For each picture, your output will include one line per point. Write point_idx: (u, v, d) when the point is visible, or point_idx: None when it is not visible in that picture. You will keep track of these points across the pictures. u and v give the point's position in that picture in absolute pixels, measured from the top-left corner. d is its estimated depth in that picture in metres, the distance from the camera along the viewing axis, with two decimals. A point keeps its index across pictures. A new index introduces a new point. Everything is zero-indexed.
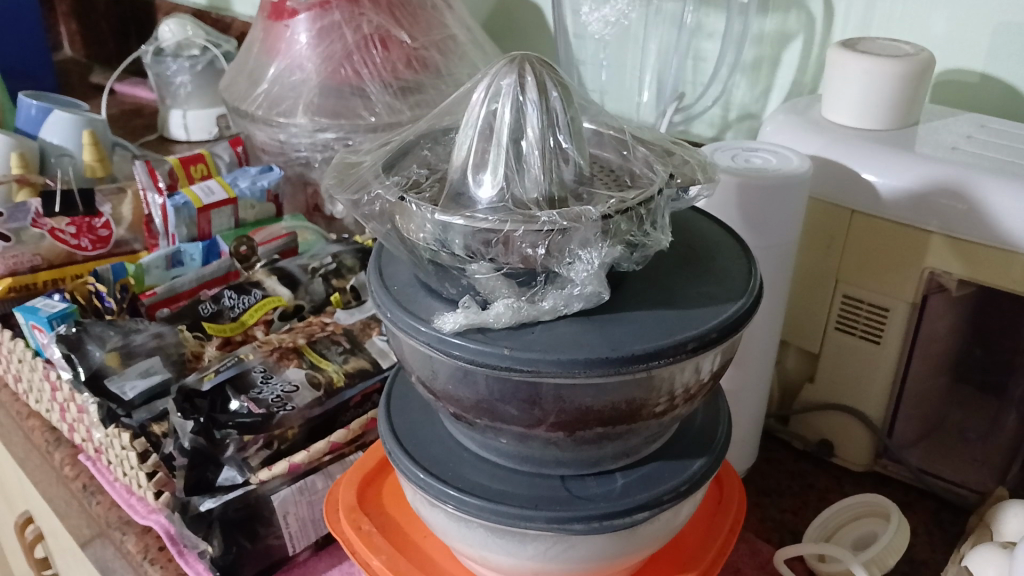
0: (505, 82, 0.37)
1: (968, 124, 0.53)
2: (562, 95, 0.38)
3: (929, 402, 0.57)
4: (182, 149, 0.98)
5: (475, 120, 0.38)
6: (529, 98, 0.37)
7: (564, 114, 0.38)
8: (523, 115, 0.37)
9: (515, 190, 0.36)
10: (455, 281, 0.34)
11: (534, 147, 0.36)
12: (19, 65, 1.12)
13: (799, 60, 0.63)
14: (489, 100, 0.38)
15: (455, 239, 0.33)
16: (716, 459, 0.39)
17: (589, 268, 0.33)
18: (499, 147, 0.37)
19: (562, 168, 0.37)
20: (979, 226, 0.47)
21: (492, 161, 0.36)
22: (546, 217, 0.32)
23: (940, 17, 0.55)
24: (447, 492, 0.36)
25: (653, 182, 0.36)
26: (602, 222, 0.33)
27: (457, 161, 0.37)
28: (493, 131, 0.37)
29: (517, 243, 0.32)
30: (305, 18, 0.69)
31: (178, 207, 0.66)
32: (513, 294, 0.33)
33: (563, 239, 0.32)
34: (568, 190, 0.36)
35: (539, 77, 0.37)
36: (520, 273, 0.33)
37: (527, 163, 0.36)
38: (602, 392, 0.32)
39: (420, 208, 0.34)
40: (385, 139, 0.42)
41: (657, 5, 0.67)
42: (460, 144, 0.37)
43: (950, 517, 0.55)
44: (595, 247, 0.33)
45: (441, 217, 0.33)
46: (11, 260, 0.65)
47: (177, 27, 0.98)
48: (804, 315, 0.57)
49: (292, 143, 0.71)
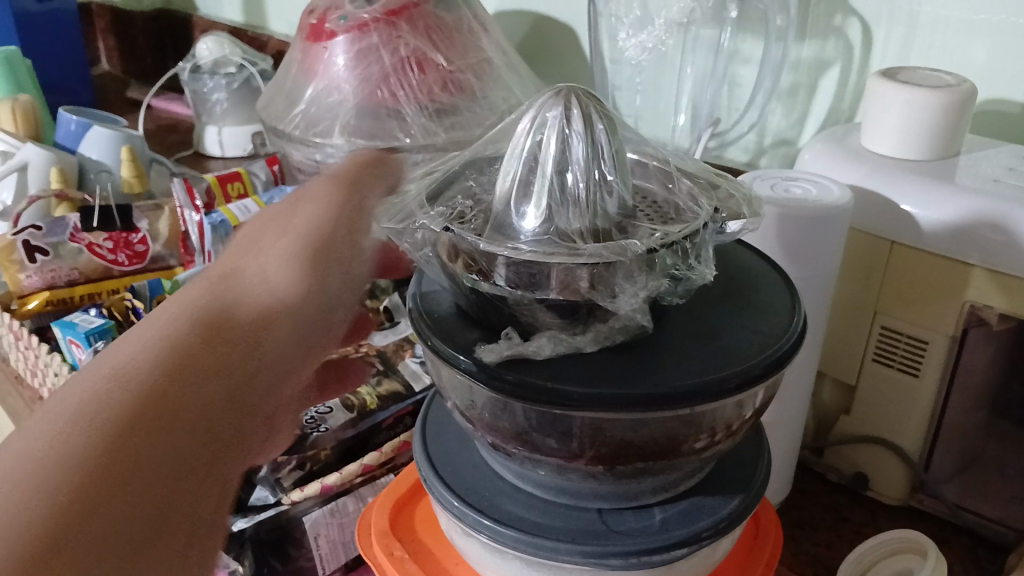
0: (552, 113, 0.38)
1: (1009, 156, 0.52)
2: (608, 127, 0.38)
3: (965, 435, 0.56)
4: (217, 165, 1.00)
5: (521, 150, 0.38)
6: (575, 129, 0.37)
7: (609, 147, 0.37)
8: (568, 146, 0.37)
9: (558, 221, 0.36)
10: (497, 312, 0.34)
11: (578, 179, 0.37)
12: (60, 81, 1.14)
13: (836, 87, 0.63)
14: (535, 131, 0.38)
15: (500, 270, 0.33)
16: (756, 495, 0.38)
17: (633, 300, 0.33)
18: (543, 179, 0.37)
19: (606, 201, 0.37)
20: (1022, 260, 0.46)
21: (536, 192, 0.37)
22: (591, 249, 0.32)
23: (982, 47, 0.54)
24: (482, 522, 0.36)
25: (698, 216, 0.36)
26: (647, 256, 0.33)
27: (501, 190, 0.37)
28: (538, 162, 0.37)
29: (561, 276, 0.32)
30: (343, 40, 0.70)
31: (215, 224, 0.68)
32: (556, 325, 0.34)
33: (606, 272, 0.32)
34: (612, 223, 0.36)
35: (585, 109, 0.37)
36: (562, 306, 0.33)
37: (572, 196, 0.36)
38: (643, 426, 0.32)
39: (467, 240, 0.34)
40: (430, 167, 0.43)
41: (694, 32, 0.67)
42: (504, 174, 0.38)
43: (988, 554, 0.54)
44: (640, 280, 0.33)
45: (487, 246, 0.33)
46: (50, 273, 0.66)
47: (215, 45, 0.99)
48: (841, 345, 0.57)
49: (327, 163, 0.72)
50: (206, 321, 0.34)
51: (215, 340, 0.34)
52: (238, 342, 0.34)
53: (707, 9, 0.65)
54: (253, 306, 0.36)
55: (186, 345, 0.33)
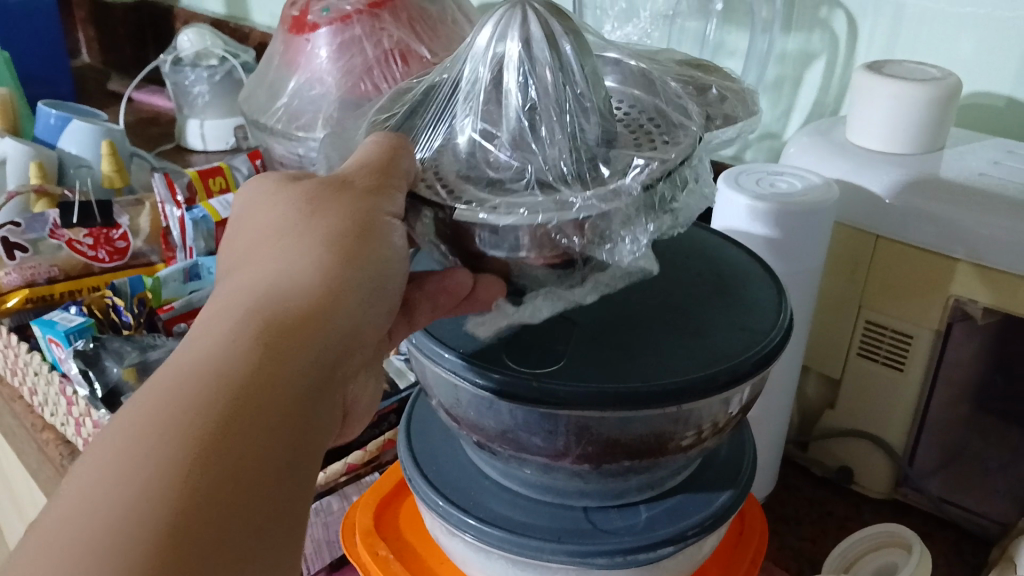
0: (511, 25, 0.37)
1: (993, 150, 0.52)
2: (573, 40, 0.37)
3: (951, 431, 0.55)
4: (199, 159, 0.99)
5: (484, 79, 0.37)
6: (539, 49, 0.36)
7: (579, 66, 0.36)
8: (528, 69, 0.36)
9: (534, 156, 0.35)
10: (488, 269, 0.33)
11: (550, 107, 0.36)
12: (38, 72, 1.12)
13: (821, 80, 0.63)
14: (494, 44, 0.37)
15: (484, 234, 0.32)
16: (742, 492, 0.38)
17: (636, 247, 0.32)
18: (510, 107, 0.36)
19: (584, 130, 0.35)
20: (1005, 256, 0.46)
21: (506, 127, 0.36)
22: (580, 199, 0.31)
23: (968, 40, 0.54)
24: (467, 521, 0.36)
25: (682, 139, 0.35)
26: (644, 195, 0.32)
27: (460, 129, 0.36)
28: (501, 85, 0.37)
29: (552, 232, 0.31)
30: (325, 32, 0.70)
31: (197, 221, 0.67)
32: (551, 279, 0.33)
33: (605, 220, 0.31)
34: (593, 150, 0.35)
35: (545, 23, 0.36)
36: (554, 265, 0.33)
37: (547, 133, 0.35)
38: (629, 425, 0.32)
39: (443, 197, 0.32)
40: (391, 104, 0.41)
41: (679, 24, 0.67)
42: (463, 106, 0.37)
43: (972, 548, 0.54)
44: (637, 225, 0.32)
45: (465, 213, 0.31)
46: (30, 271, 0.65)
47: (196, 37, 0.98)
48: (826, 339, 0.57)
49: (310, 157, 0.71)
50: (265, 328, 0.28)
51: (287, 338, 0.27)
52: (315, 338, 0.28)
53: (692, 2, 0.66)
54: (319, 245, 0.30)
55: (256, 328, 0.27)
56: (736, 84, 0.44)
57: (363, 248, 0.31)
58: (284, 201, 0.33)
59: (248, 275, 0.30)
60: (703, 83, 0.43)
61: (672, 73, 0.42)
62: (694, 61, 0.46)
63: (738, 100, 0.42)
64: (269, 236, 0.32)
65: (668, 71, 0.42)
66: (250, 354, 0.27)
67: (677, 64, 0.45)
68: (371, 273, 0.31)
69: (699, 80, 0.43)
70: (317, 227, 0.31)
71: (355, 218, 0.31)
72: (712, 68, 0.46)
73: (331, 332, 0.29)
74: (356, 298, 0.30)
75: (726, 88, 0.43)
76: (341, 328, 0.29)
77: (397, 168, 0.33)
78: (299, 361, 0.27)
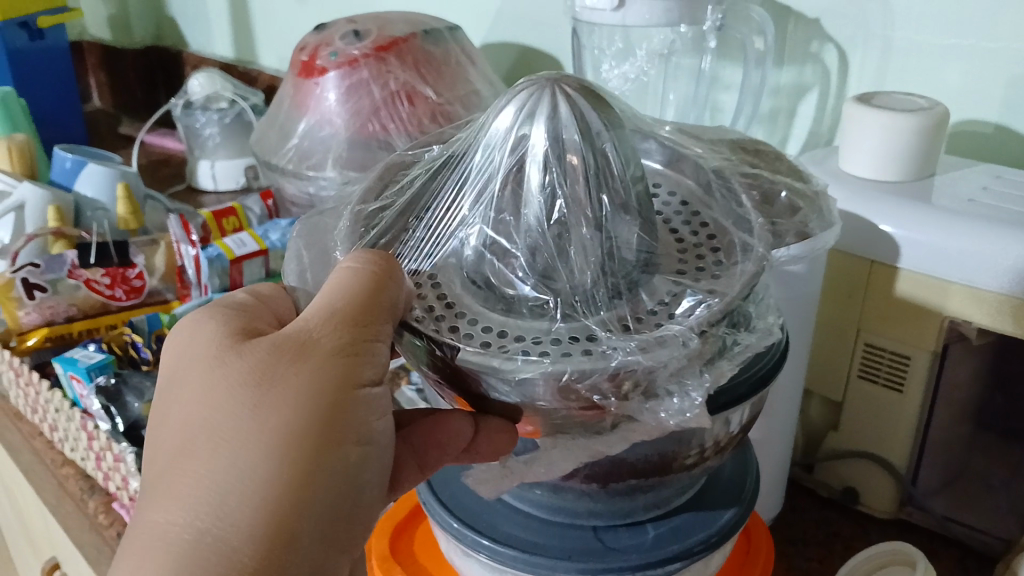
0: (538, 109, 0.38)
1: (983, 175, 0.53)
2: (615, 142, 0.39)
3: (949, 447, 0.57)
4: (211, 199, 1.01)
5: (505, 168, 0.39)
6: (568, 134, 0.38)
7: (619, 171, 0.38)
8: (554, 168, 0.38)
9: (560, 275, 0.37)
10: (495, 408, 0.35)
11: (580, 224, 0.38)
12: (54, 118, 1.16)
13: (814, 112, 0.65)
14: (517, 125, 0.39)
15: (496, 382, 0.32)
16: (747, 509, 0.40)
17: (688, 406, 0.32)
18: (530, 212, 0.38)
19: (621, 251, 0.38)
20: (994, 277, 0.47)
21: (533, 243, 0.38)
22: (621, 354, 0.31)
23: (954, 71, 0.56)
24: (481, 541, 0.38)
25: (745, 273, 0.35)
26: (699, 347, 0.32)
27: (467, 232, 0.38)
28: (524, 178, 0.38)
29: (583, 390, 0.31)
30: (334, 76, 0.72)
31: (211, 259, 0.69)
32: (581, 431, 0.34)
33: (652, 378, 0.32)
34: (622, 273, 0.37)
35: (577, 112, 0.38)
36: (584, 419, 0.33)
37: (569, 253, 0.37)
38: (635, 447, 0.34)
39: (456, 340, 0.34)
40: (391, 176, 0.45)
41: (675, 61, 0.70)
42: (472, 202, 0.39)
43: (976, 565, 0.55)
44: (692, 382, 0.32)
45: (474, 360, 0.32)
46: (48, 310, 0.68)
47: (206, 81, 1.01)
48: (826, 363, 0.58)
49: (320, 195, 0.74)
50: (267, 505, 0.32)
51: (289, 526, 0.32)
52: (314, 506, 0.32)
53: (687, 40, 0.68)
54: (310, 400, 0.33)
55: (258, 500, 0.32)
56: (811, 188, 0.45)
57: (347, 419, 0.34)
58: (254, 355, 0.34)
59: (224, 452, 0.33)
60: (771, 188, 0.44)
61: (739, 177, 0.43)
62: (748, 143, 0.48)
63: (815, 213, 0.43)
64: (238, 398, 0.33)
65: (732, 171, 0.43)
66: (259, 557, 0.31)
67: (737, 155, 0.46)
68: (356, 440, 0.34)
69: (766, 184, 0.44)
70: (299, 395, 0.33)
71: (337, 384, 0.34)
72: (767, 149, 0.48)
73: (325, 509, 0.33)
74: (342, 474, 0.33)
75: (799, 195, 0.44)
76: (336, 498, 0.33)
77: (381, 307, 0.35)
78: (307, 545, 0.32)
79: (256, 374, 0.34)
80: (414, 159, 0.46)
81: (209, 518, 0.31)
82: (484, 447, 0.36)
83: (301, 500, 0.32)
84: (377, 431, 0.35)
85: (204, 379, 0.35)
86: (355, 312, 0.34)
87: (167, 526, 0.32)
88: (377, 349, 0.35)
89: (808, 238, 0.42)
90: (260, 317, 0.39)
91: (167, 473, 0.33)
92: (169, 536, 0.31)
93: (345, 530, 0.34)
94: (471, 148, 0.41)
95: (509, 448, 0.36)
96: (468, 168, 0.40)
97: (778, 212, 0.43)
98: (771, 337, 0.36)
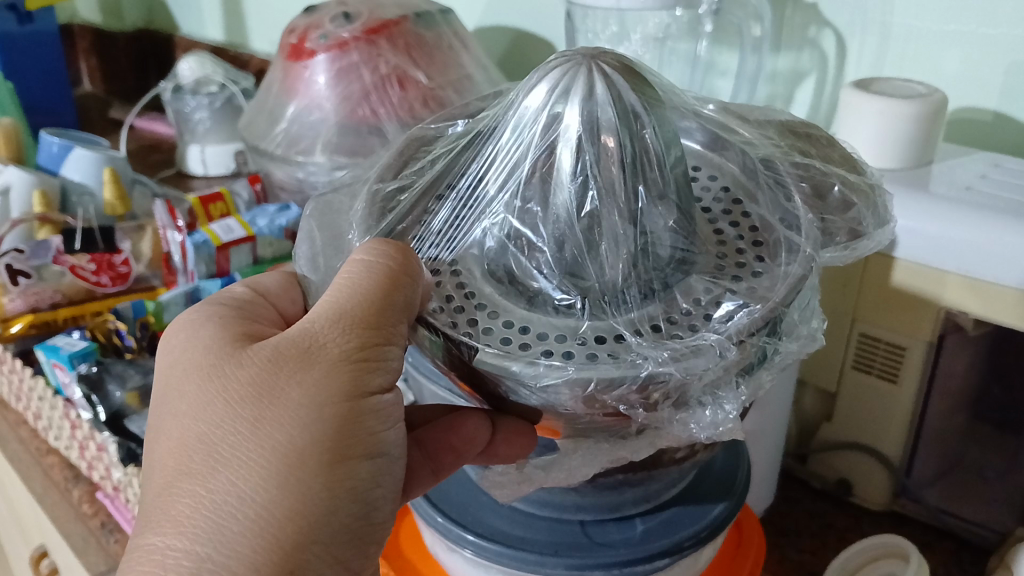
0: (572, 86, 0.36)
1: (981, 163, 0.52)
2: (654, 123, 0.37)
3: (946, 438, 0.57)
4: (200, 185, 1.00)
5: (535, 144, 0.37)
6: (605, 114, 0.36)
7: (657, 162, 0.37)
8: (587, 153, 0.37)
9: (589, 272, 0.37)
10: (512, 409, 0.35)
11: (610, 218, 0.37)
12: (43, 103, 1.14)
13: (812, 98, 0.64)
14: (550, 104, 0.37)
15: (517, 387, 0.32)
16: (737, 503, 0.40)
17: (721, 419, 0.32)
18: (560, 201, 0.37)
19: (656, 246, 0.37)
20: (990, 267, 0.45)
21: (560, 238, 0.37)
22: (651, 364, 0.31)
23: (953, 57, 0.55)
24: (466, 536, 0.38)
25: (789, 276, 0.35)
26: (735, 358, 0.32)
27: (490, 222, 0.38)
28: (555, 155, 0.37)
29: (610, 400, 0.31)
30: (323, 59, 0.71)
31: (197, 245, 0.68)
32: (606, 436, 0.34)
33: (683, 390, 0.32)
34: (657, 269, 0.37)
35: (615, 91, 0.36)
36: (608, 424, 0.33)
37: (598, 247, 0.37)
38: (637, 449, 0.34)
39: (474, 338, 0.33)
40: (407, 154, 0.44)
41: (670, 46, 0.68)
42: (498, 188, 0.38)
43: (971, 557, 0.55)
44: (725, 393, 0.32)
45: (493, 363, 0.32)
46: (33, 297, 0.67)
47: (196, 66, 1.00)
48: (824, 355, 0.57)
49: (310, 180, 0.73)
50: (284, 518, 0.31)
51: (306, 539, 0.32)
52: (329, 519, 0.32)
53: (683, 24, 0.67)
54: (324, 409, 0.33)
55: (275, 513, 0.31)
56: (865, 180, 0.42)
57: (356, 430, 0.33)
58: (256, 365, 0.34)
59: (227, 468, 0.32)
60: (823, 180, 0.41)
61: (788, 167, 0.41)
62: (799, 124, 0.46)
63: (869, 211, 0.41)
64: (241, 411, 0.33)
65: (782, 158, 0.42)
66: None
67: (784, 141, 0.44)
68: (365, 452, 0.34)
69: (818, 177, 0.41)
70: (306, 405, 0.33)
71: (345, 393, 0.33)
72: (820, 134, 0.45)
73: (334, 524, 0.33)
74: (351, 488, 0.33)
75: (853, 188, 0.42)
76: (346, 512, 0.33)
77: (395, 307, 0.34)
78: (318, 560, 0.32)
79: (266, 382, 0.33)
80: (438, 132, 0.45)
81: (212, 539, 0.31)
82: (503, 449, 0.39)
83: (310, 516, 0.32)
84: (385, 442, 0.35)
85: (203, 393, 0.34)
86: (365, 314, 0.34)
87: (167, 548, 0.31)
88: (387, 354, 0.35)
89: (857, 238, 0.40)
90: (261, 315, 0.40)
91: (164, 494, 0.32)
92: (170, 559, 0.31)
93: (354, 544, 0.34)
94: (500, 124, 0.40)
95: (527, 452, 0.38)
96: (496, 148, 0.39)
97: (830, 208, 0.41)
98: (813, 345, 0.36)
